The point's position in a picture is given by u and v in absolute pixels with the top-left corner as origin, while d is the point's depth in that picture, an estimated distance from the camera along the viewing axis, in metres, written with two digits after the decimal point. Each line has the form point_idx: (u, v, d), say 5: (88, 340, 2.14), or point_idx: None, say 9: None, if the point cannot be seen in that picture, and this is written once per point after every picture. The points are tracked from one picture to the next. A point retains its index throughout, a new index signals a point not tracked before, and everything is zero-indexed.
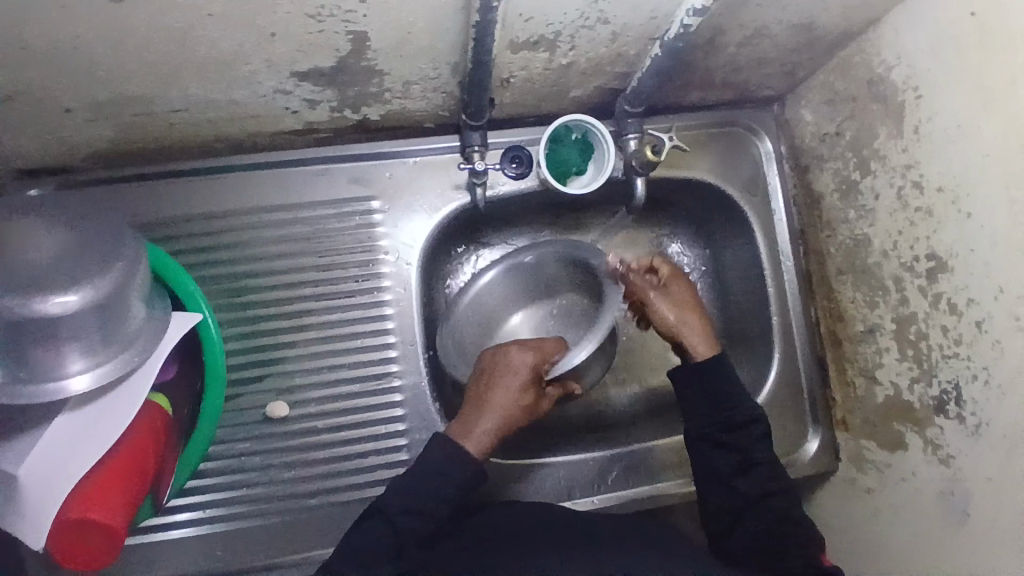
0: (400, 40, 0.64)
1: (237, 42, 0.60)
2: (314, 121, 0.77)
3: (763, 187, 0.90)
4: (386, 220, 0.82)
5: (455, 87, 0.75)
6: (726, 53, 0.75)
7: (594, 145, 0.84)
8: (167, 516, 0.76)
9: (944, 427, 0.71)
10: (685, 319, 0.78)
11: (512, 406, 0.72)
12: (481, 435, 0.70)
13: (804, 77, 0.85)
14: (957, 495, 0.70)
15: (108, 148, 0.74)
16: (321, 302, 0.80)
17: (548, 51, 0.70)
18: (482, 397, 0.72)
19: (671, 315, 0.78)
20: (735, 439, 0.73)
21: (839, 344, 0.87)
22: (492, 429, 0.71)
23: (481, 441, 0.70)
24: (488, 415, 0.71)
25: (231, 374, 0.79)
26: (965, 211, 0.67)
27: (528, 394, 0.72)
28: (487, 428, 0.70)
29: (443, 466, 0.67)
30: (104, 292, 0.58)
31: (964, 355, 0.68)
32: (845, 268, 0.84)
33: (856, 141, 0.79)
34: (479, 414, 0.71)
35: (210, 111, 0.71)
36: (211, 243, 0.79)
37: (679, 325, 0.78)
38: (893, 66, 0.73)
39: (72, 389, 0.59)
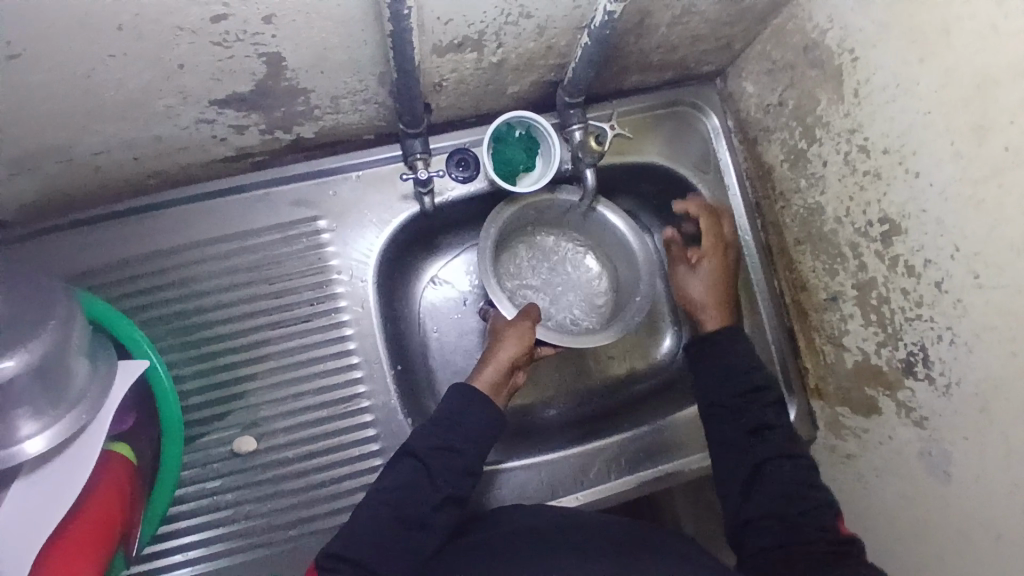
0: (318, 57, 0.62)
1: (146, 78, 0.58)
2: (246, 146, 0.74)
3: (714, 164, 0.90)
4: (335, 239, 0.80)
5: (387, 97, 0.73)
6: (657, 34, 0.74)
7: (539, 140, 0.82)
8: (163, 559, 0.74)
9: (914, 389, 0.71)
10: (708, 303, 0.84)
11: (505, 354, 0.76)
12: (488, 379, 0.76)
13: (741, 49, 0.84)
14: (935, 453, 0.70)
15: (34, 201, 0.71)
16: (278, 329, 0.79)
17: (475, 51, 0.68)
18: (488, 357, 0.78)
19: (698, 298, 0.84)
20: None
21: (805, 314, 0.86)
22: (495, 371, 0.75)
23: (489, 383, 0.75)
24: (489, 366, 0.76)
25: (193, 414, 0.77)
26: (912, 170, 0.66)
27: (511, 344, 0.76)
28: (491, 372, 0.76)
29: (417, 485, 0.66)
30: (41, 353, 0.56)
31: (926, 316, 0.68)
32: (803, 238, 0.83)
33: (799, 109, 0.78)
34: (483, 354, 0.77)
35: (133, 149, 0.68)
36: (156, 284, 0.76)
37: (701, 302, 0.84)
38: (826, 30, 0.72)
39: (27, 453, 0.58)
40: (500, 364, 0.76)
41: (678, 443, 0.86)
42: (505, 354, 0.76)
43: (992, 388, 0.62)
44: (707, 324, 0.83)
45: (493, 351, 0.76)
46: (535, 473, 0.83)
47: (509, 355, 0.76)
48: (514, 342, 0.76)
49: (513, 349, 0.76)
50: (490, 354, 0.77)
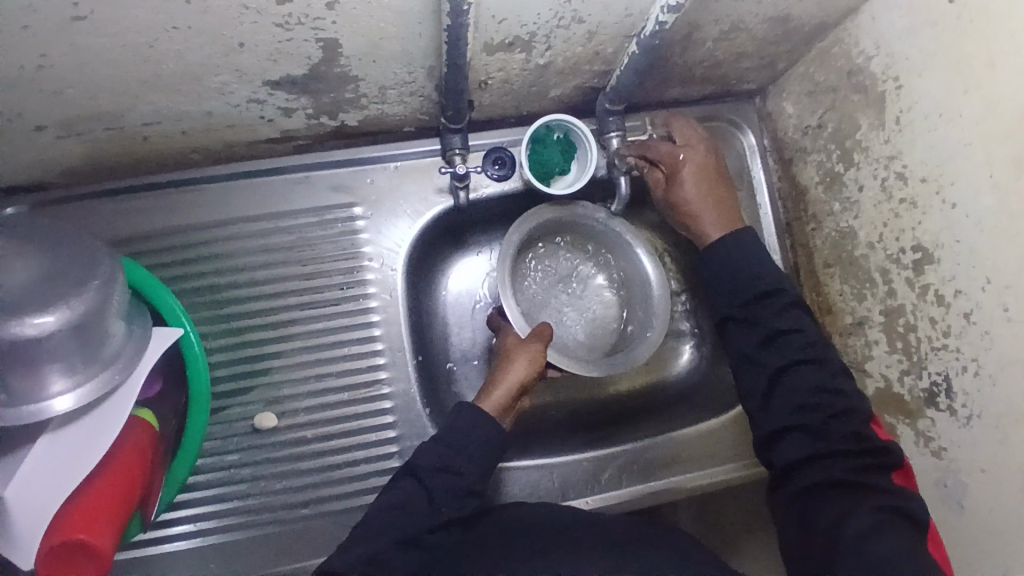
0: (372, 46, 0.63)
1: (205, 54, 0.59)
2: (291, 129, 0.76)
3: (747, 181, 0.90)
4: (369, 227, 0.82)
5: (433, 90, 0.74)
6: (703, 48, 0.75)
7: (576, 144, 0.83)
8: (164, 528, 0.75)
9: (935, 419, 0.71)
10: (703, 203, 0.81)
11: (517, 377, 0.75)
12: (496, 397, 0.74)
13: (784, 69, 0.84)
14: (951, 485, 0.70)
15: (82, 165, 0.73)
16: (306, 311, 0.80)
17: (524, 52, 0.69)
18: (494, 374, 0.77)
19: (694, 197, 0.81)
20: None
21: (828, 337, 0.86)
22: (502, 392, 0.75)
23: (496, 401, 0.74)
24: (498, 385, 0.75)
25: (218, 386, 0.78)
26: (949, 201, 0.66)
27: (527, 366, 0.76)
28: (498, 393, 0.75)
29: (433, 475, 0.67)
30: (83, 312, 0.56)
31: (952, 347, 0.68)
32: (832, 261, 0.83)
33: (838, 132, 0.79)
34: (493, 374, 0.76)
35: (183, 123, 0.70)
36: (193, 256, 0.78)
37: (703, 209, 0.81)
38: (872, 57, 0.72)
39: (54, 409, 0.57)
40: (510, 386, 0.75)
41: (692, 455, 0.86)
42: (516, 375, 0.75)
43: (1014, 424, 0.62)
44: (708, 234, 0.81)
45: (503, 372, 0.76)
46: (547, 474, 0.84)
47: (519, 376, 0.75)
48: (525, 364, 0.76)
49: (524, 371, 0.75)
50: (500, 375, 0.76)
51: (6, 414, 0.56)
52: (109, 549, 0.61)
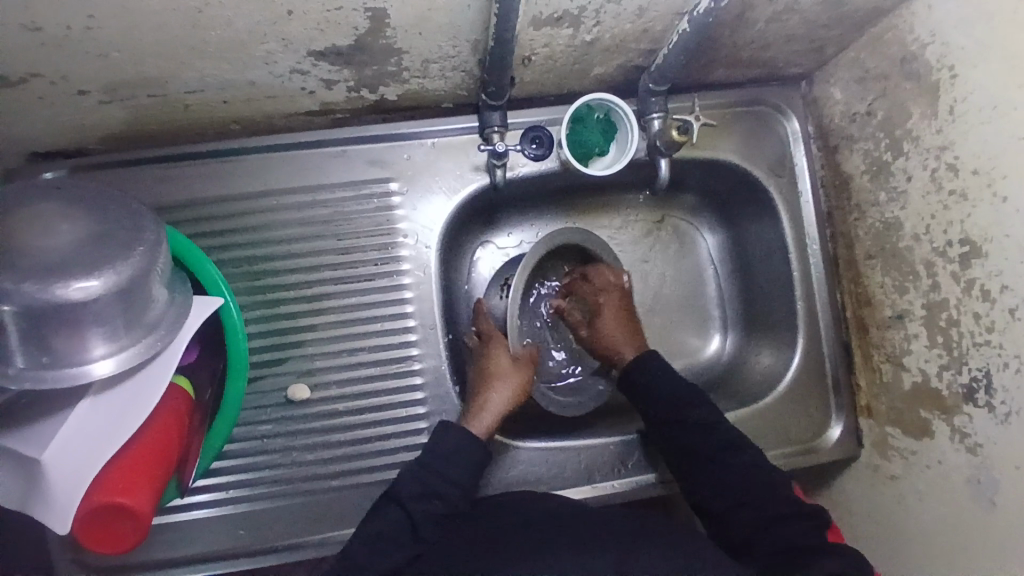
0: (420, 17, 0.62)
1: (253, 21, 0.59)
2: (331, 101, 0.75)
3: (789, 169, 0.88)
4: (404, 203, 0.81)
5: (475, 65, 0.73)
6: (754, 29, 0.73)
7: (616, 124, 0.82)
8: (190, 496, 0.76)
9: (972, 415, 0.70)
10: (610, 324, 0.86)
11: (508, 402, 0.76)
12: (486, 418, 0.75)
13: (833, 54, 0.82)
14: (984, 482, 0.69)
15: (124, 131, 0.73)
16: (340, 285, 0.80)
17: (571, 27, 0.67)
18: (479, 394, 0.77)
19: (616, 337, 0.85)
20: None
21: (865, 329, 0.85)
22: (492, 414, 0.75)
23: (486, 422, 0.75)
24: (489, 408, 0.76)
25: (253, 356, 0.79)
26: (1000, 194, 0.65)
27: (518, 394, 0.77)
28: (489, 415, 0.75)
29: None
30: (127, 277, 0.57)
31: (996, 343, 0.66)
32: (874, 252, 0.82)
33: (888, 121, 0.77)
34: (473, 399, 0.77)
35: (225, 92, 0.70)
36: (230, 226, 0.78)
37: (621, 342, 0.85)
38: (928, 44, 0.70)
39: (95, 374, 0.57)
40: (496, 411, 0.76)
41: None
42: (501, 400, 0.76)
43: None
44: (622, 353, 0.84)
45: (487, 397, 0.76)
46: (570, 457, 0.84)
47: (502, 401, 0.76)
48: (510, 388, 0.77)
49: (509, 396, 0.77)
50: (483, 399, 0.76)
51: (51, 375, 0.56)
52: (148, 512, 0.61)
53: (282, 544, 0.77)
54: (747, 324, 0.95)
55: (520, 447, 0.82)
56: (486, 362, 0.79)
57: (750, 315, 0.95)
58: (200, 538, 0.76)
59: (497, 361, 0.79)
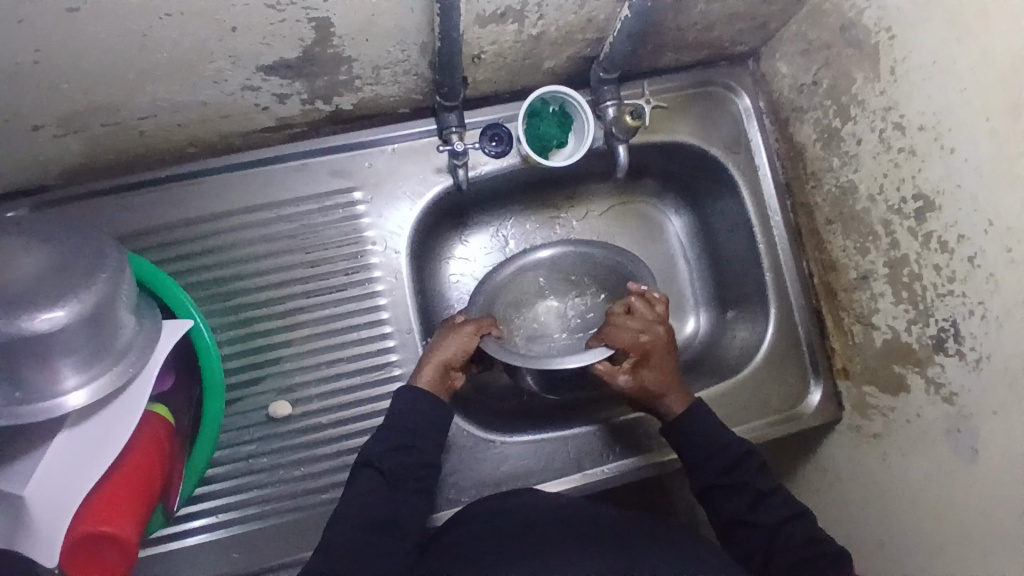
0: (365, 24, 0.63)
1: (198, 39, 0.59)
2: (287, 116, 0.76)
3: (745, 144, 0.90)
4: (370, 211, 0.82)
5: (427, 68, 0.74)
6: (696, 10, 0.75)
7: (573, 115, 0.83)
8: (181, 524, 0.76)
9: (944, 365, 0.71)
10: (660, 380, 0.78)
11: (449, 354, 0.75)
12: (427, 368, 0.75)
13: (776, 29, 0.84)
14: (963, 431, 0.70)
15: (80, 163, 0.73)
16: (313, 298, 0.80)
17: (516, 22, 0.69)
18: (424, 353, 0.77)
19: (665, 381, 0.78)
20: None
21: (834, 294, 0.87)
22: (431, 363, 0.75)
23: (427, 372, 0.75)
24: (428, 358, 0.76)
25: (232, 377, 0.79)
26: (948, 146, 0.67)
27: (459, 345, 0.76)
28: (427, 363, 0.75)
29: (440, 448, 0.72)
30: (92, 305, 0.56)
31: (958, 292, 0.68)
32: (834, 218, 0.84)
33: (834, 88, 0.79)
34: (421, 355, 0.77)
35: (179, 115, 0.70)
36: (197, 249, 0.78)
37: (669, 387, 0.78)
38: (863, 9, 0.72)
39: (69, 405, 0.57)
40: (446, 360, 0.75)
41: None
42: (451, 350, 0.76)
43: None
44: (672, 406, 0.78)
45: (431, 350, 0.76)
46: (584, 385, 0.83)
47: (452, 350, 0.76)
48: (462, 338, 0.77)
49: (460, 345, 0.76)
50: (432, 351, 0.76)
51: (23, 411, 0.55)
52: (133, 539, 0.61)
53: (276, 563, 0.76)
54: (721, 301, 0.97)
55: (506, 441, 0.83)
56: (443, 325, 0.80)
57: (724, 292, 0.96)
58: (193, 566, 0.75)
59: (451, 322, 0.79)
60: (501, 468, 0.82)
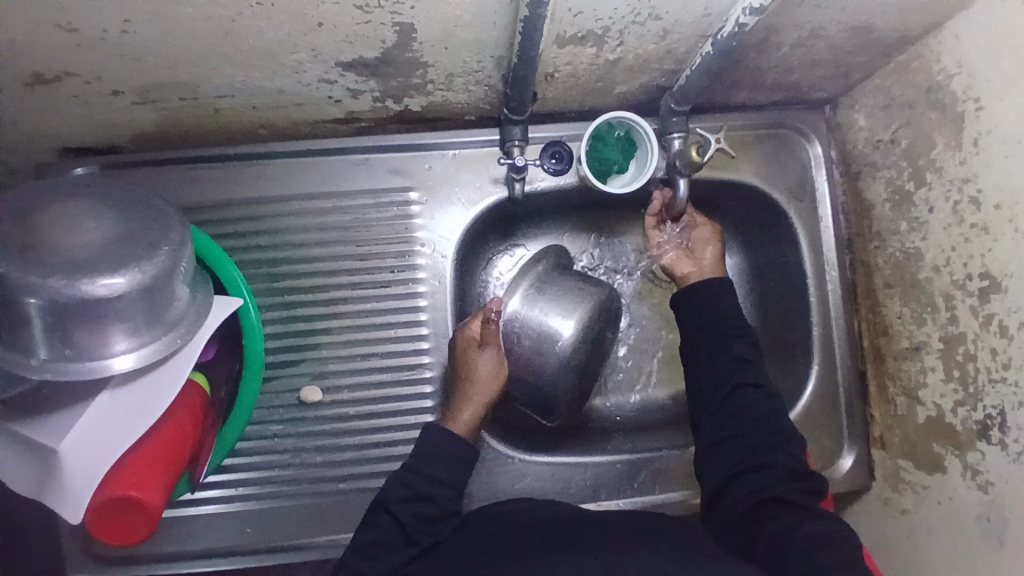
0: (445, 33, 0.63)
1: (283, 31, 0.60)
2: (356, 110, 0.77)
3: (810, 192, 0.87)
4: (423, 212, 0.82)
5: (499, 80, 0.74)
6: (779, 53, 0.73)
7: (636, 142, 0.82)
8: (201, 491, 0.78)
9: (985, 452, 0.68)
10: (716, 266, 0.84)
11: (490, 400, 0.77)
12: (469, 424, 0.76)
13: (859, 80, 0.82)
14: (994, 522, 0.67)
15: (154, 131, 0.76)
16: (357, 291, 0.81)
17: (594, 46, 0.68)
18: (465, 395, 0.76)
19: (710, 254, 0.84)
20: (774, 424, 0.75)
21: (882, 359, 0.84)
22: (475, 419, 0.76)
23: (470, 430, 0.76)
24: (473, 411, 0.76)
25: (269, 357, 0.80)
26: (1021, 230, 0.64)
27: (498, 384, 0.77)
28: (472, 421, 0.76)
29: (458, 453, 0.72)
30: (150, 276, 0.58)
31: (1011, 380, 0.65)
32: (893, 281, 0.81)
33: (911, 150, 0.76)
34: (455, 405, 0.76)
35: (253, 98, 0.72)
36: (253, 228, 0.80)
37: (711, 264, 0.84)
38: (955, 74, 0.69)
39: (115, 368, 0.59)
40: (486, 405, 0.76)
41: None
42: (489, 393, 0.76)
43: None
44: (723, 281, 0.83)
45: (472, 398, 0.76)
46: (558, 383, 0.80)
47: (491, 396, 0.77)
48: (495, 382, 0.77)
49: (494, 389, 0.77)
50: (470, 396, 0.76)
51: (71, 368, 0.57)
52: (159, 506, 0.62)
53: (287, 544, 0.78)
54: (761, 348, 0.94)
55: (525, 460, 0.82)
56: (466, 363, 0.77)
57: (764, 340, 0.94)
58: (208, 534, 0.77)
59: (478, 359, 0.77)
60: (517, 485, 0.82)
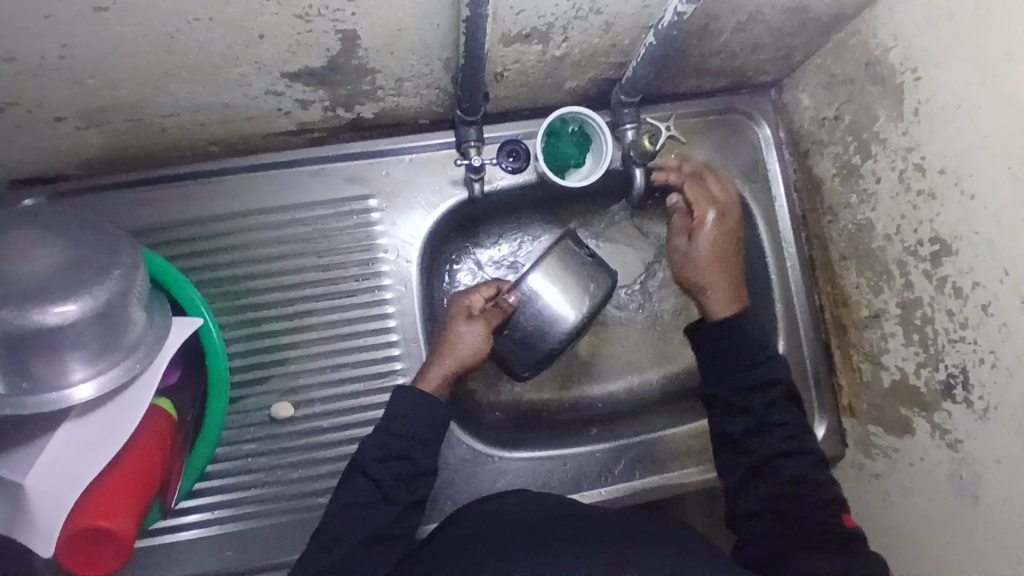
0: (390, 38, 0.64)
1: (224, 44, 0.60)
2: (307, 121, 0.76)
3: (762, 173, 0.90)
4: (384, 219, 0.82)
5: (449, 82, 0.74)
6: (721, 39, 0.75)
7: (591, 136, 0.82)
8: (177, 517, 0.77)
9: (950, 411, 0.70)
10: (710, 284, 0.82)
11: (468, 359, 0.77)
12: (437, 374, 0.76)
13: (801, 60, 0.84)
14: (966, 478, 0.69)
15: (103, 156, 0.74)
16: (322, 302, 0.80)
17: (540, 42, 0.69)
18: (444, 346, 0.78)
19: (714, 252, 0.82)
20: (748, 401, 0.76)
21: (844, 330, 0.86)
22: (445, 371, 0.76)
23: (437, 381, 0.76)
24: (445, 362, 0.77)
25: (237, 375, 0.79)
26: (967, 192, 0.66)
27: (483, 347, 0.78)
28: (441, 370, 0.76)
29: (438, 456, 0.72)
30: (104, 301, 0.57)
31: (970, 339, 0.67)
32: (849, 253, 0.83)
33: (855, 125, 0.78)
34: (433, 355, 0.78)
35: (201, 115, 0.71)
36: (211, 246, 0.79)
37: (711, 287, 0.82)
38: (890, 48, 0.72)
39: (75, 398, 0.57)
40: (459, 360, 0.77)
41: (705, 448, 0.87)
42: (467, 354, 0.77)
43: None
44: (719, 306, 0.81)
45: (448, 354, 0.77)
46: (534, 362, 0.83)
47: (468, 356, 0.77)
48: (477, 343, 0.78)
49: (474, 349, 0.77)
50: (450, 350, 0.77)
51: (29, 401, 0.56)
52: (131, 533, 0.61)
53: (270, 563, 0.77)
54: None
55: (504, 457, 0.83)
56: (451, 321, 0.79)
57: None
58: (188, 559, 0.76)
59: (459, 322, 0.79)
60: (498, 483, 0.82)
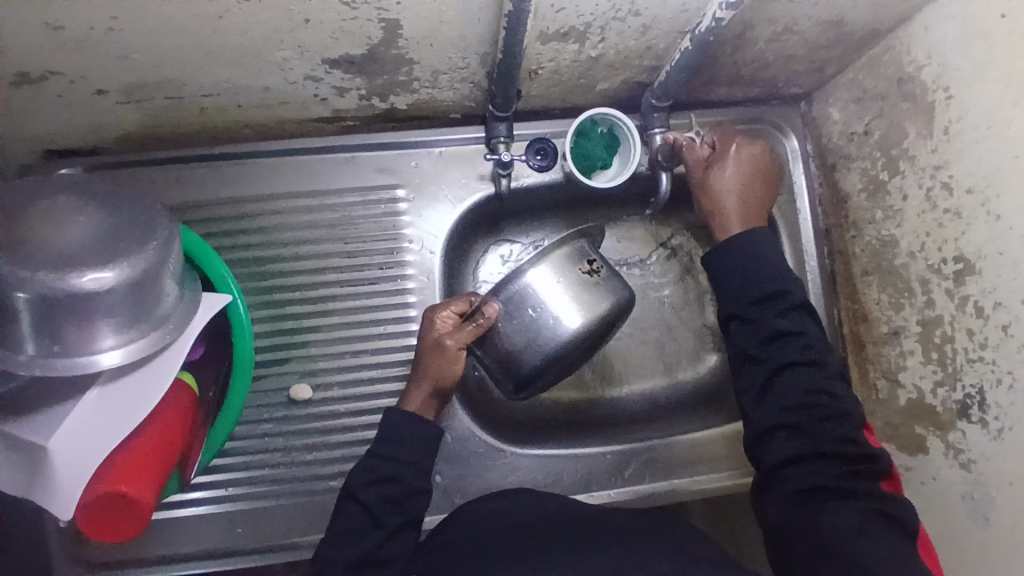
0: (431, 29, 0.65)
1: (269, 27, 0.61)
2: (342, 109, 0.78)
3: (788, 186, 0.90)
4: (410, 210, 0.83)
5: (484, 77, 0.75)
6: (755, 48, 0.75)
7: (619, 138, 0.83)
8: (190, 492, 0.77)
9: (966, 431, 0.70)
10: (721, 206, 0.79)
11: (443, 378, 0.74)
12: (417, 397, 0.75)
13: (833, 74, 0.84)
14: (979, 499, 0.69)
15: (140, 132, 0.76)
16: (345, 288, 0.81)
17: (577, 42, 0.70)
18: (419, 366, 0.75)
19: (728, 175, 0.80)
20: None
21: (862, 346, 0.86)
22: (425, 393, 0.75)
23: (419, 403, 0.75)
24: (423, 383, 0.75)
25: (258, 355, 0.80)
26: (993, 212, 0.66)
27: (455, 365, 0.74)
28: (421, 393, 0.75)
29: None
30: (139, 270, 0.58)
31: (989, 359, 0.67)
32: (871, 269, 0.83)
33: (884, 140, 0.79)
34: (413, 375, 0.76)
35: (239, 97, 0.72)
36: (240, 227, 0.80)
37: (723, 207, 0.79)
38: (924, 65, 0.72)
39: (103, 363, 0.58)
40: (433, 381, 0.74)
41: (716, 456, 0.87)
42: (440, 373, 0.74)
43: None
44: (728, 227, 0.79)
45: (422, 375, 0.75)
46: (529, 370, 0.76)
47: (441, 376, 0.74)
48: (448, 362, 0.74)
49: (447, 368, 0.74)
50: (424, 370, 0.75)
51: (58, 364, 0.57)
52: (151, 502, 0.62)
53: (278, 543, 0.78)
54: None
55: (515, 453, 0.83)
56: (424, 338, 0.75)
57: None
58: (198, 535, 0.77)
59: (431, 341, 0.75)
60: (508, 478, 0.83)
